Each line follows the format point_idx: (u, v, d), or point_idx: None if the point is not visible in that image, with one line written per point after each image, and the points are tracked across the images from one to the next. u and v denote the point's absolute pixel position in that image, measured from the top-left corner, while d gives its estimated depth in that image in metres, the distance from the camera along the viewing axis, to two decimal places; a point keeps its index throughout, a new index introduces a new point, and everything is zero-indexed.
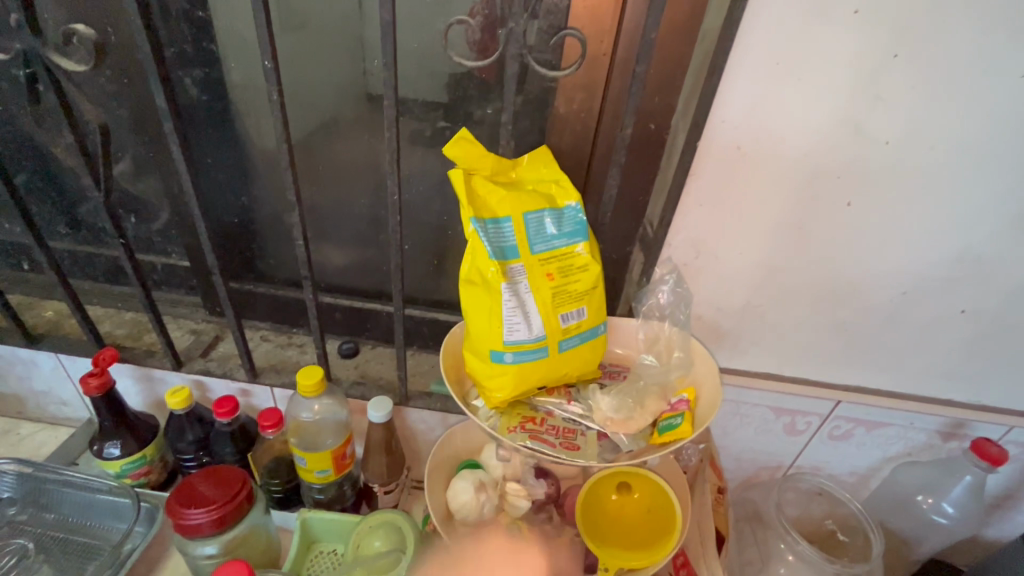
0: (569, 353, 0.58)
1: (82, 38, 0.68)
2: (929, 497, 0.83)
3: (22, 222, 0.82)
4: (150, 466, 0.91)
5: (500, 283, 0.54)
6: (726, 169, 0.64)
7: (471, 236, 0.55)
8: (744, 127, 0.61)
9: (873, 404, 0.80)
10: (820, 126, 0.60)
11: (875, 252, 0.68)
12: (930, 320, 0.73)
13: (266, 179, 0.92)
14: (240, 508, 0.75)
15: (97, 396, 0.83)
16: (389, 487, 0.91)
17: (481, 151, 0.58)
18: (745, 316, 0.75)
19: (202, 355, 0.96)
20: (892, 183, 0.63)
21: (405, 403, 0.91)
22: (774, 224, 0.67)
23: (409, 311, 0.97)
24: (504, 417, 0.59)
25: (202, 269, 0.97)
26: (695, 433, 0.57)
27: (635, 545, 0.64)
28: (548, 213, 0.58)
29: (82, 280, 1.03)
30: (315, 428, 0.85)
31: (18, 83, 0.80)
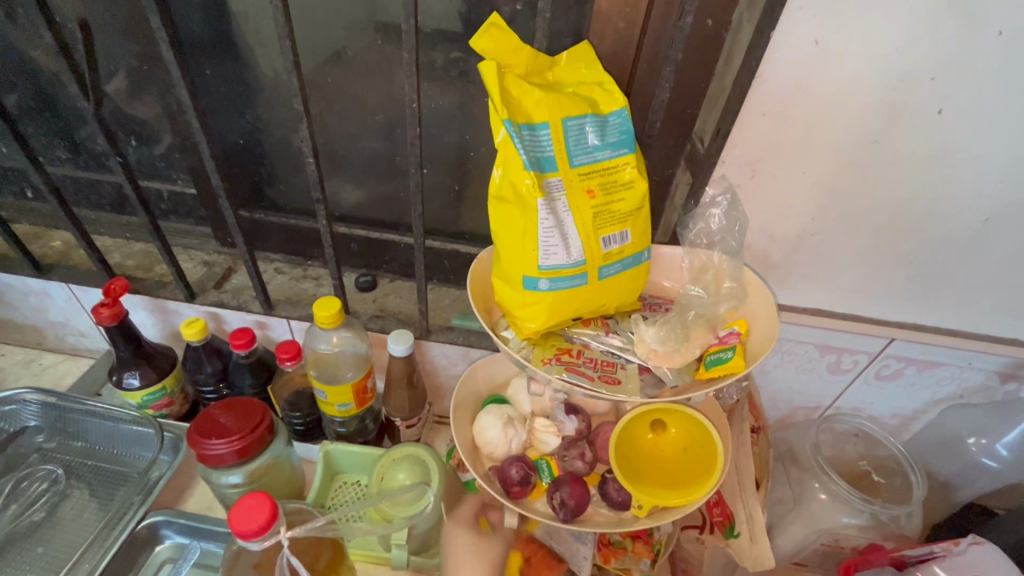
0: (610, 281, 0.52)
1: None
2: (981, 439, 0.79)
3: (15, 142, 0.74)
4: (171, 398, 0.90)
5: (535, 198, 0.48)
6: (799, 69, 0.55)
7: (503, 144, 0.48)
8: (826, 15, 0.51)
9: (931, 343, 0.74)
10: (921, 13, 0.50)
11: (961, 171, 0.59)
12: (1012, 251, 0.65)
13: (271, 95, 0.84)
14: (262, 440, 0.73)
15: (111, 326, 0.80)
16: (411, 421, 0.89)
17: (515, 45, 0.50)
18: (799, 246, 0.68)
19: (215, 287, 0.92)
20: (996, 86, 0.53)
21: (426, 336, 0.87)
22: (846, 138, 0.58)
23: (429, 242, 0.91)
24: (537, 349, 0.54)
25: (209, 196, 0.91)
26: (748, 368, 0.52)
27: (671, 484, 0.60)
28: (590, 120, 0.51)
29: (87, 210, 0.99)
30: (334, 361, 0.82)
31: None
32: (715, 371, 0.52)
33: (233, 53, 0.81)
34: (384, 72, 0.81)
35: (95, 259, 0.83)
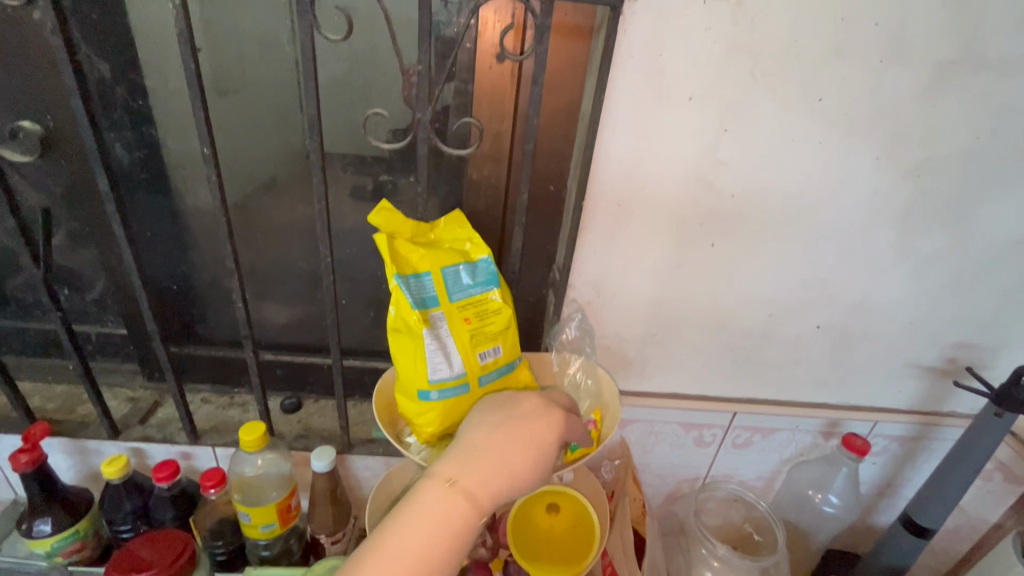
0: (489, 386, 0.67)
1: (28, 133, 0.76)
2: (818, 491, 0.97)
3: None
4: (83, 541, 0.89)
5: (422, 328, 0.62)
6: (612, 221, 0.75)
7: (394, 290, 0.63)
8: (619, 188, 0.73)
9: (764, 413, 0.93)
10: (680, 186, 0.73)
11: (741, 282, 0.82)
12: (796, 336, 0.87)
13: (205, 247, 0.96)
14: (182, 571, 0.76)
15: (29, 471, 0.82)
16: (336, 537, 0.95)
17: (402, 218, 0.67)
18: (647, 345, 0.87)
19: (140, 422, 0.96)
20: (744, 227, 0.77)
21: (348, 451, 0.96)
22: (657, 265, 0.79)
23: (347, 362, 1.01)
24: (435, 449, 0.66)
25: (141, 337, 0.98)
26: (601, 448, 0.67)
27: (562, 557, 0.70)
28: (463, 266, 0.68)
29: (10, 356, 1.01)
30: (259, 483, 0.88)
31: None
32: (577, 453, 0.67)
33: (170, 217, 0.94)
34: (307, 226, 0.96)
35: (21, 407, 0.87)
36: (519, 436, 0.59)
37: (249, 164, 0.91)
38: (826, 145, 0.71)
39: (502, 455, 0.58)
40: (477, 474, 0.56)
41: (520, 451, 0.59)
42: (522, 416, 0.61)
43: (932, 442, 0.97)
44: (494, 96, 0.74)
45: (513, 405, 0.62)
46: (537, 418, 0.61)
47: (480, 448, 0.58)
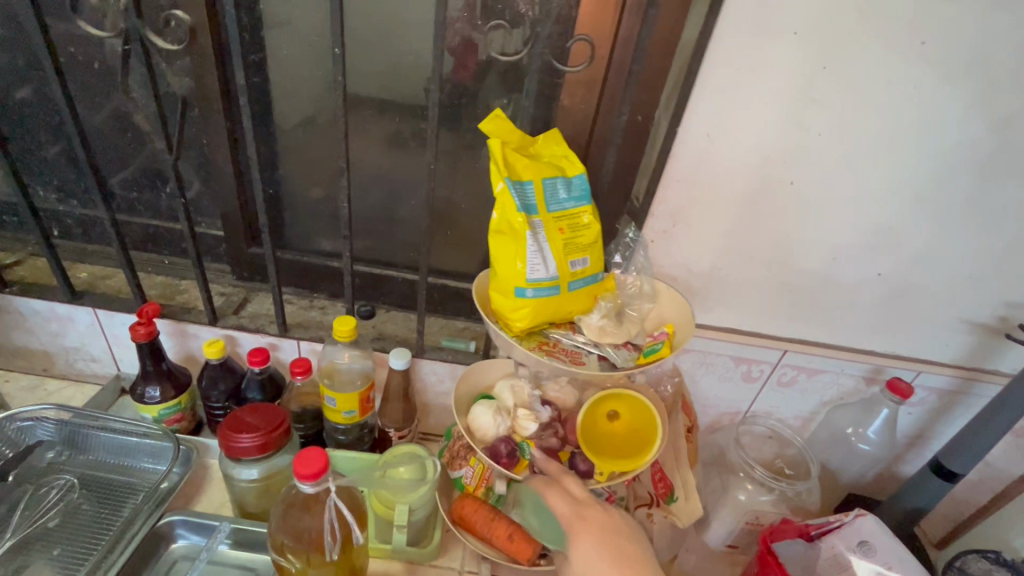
0: (576, 292, 0.73)
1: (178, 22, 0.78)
2: (857, 429, 1.02)
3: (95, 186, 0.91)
4: (183, 413, 1.01)
5: (525, 231, 0.68)
6: (698, 152, 0.79)
7: (501, 193, 0.69)
8: (710, 119, 0.76)
9: (812, 353, 0.98)
10: (768, 123, 0.76)
11: (813, 221, 0.85)
12: (856, 281, 0.91)
13: (298, 157, 1.03)
14: (281, 438, 0.85)
15: (144, 343, 0.92)
16: (403, 432, 1.04)
17: (510, 128, 0.72)
18: (711, 278, 0.92)
19: (234, 313, 1.05)
20: (823, 168, 0.80)
21: (421, 355, 1.04)
22: (734, 200, 0.83)
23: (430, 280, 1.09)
24: (524, 343, 0.73)
25: (235, 237, 1.05)
26: (673, 354, 0.74)
27: (624, 452, 0.79)
28: (560, 181, 0.73)
29: (136, 251, 1.12)
30: (344, 373, 0.97)
31: (96, 69, 0.93)
32: (651, 357, 0.73)
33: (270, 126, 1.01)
34: (394, 142, 1.01)
35: (137, 288, 0.98)
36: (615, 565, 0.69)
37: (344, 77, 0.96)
38: (921, 89, 0.73)
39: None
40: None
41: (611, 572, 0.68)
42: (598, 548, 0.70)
43: (969, 397, 1.02)
44: (597, 20, 0.77)
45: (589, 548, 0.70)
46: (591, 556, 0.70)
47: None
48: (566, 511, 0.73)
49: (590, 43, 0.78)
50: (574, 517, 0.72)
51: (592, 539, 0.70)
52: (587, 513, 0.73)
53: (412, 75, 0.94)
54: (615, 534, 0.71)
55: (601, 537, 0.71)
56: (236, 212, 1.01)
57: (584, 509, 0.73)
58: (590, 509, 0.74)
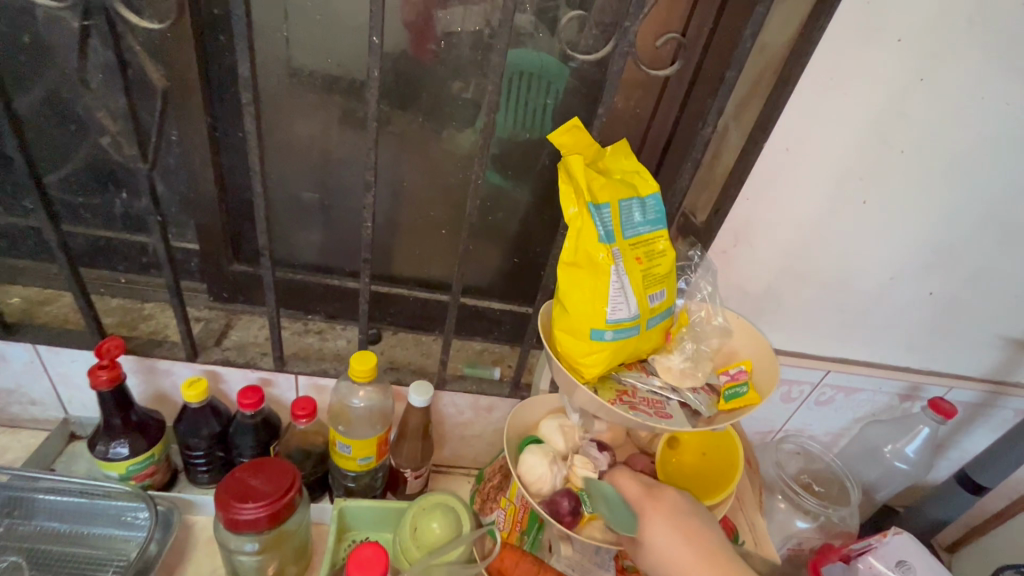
0: (653, 330, 0.64)
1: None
2: (894, 446, 0.99)
3: (34, 200, 0.70)
4: (156, 466, 0.84)
5: (608, 266, 0.58)
6: (774, 167, 0.71)
7: (576, 218, 0.58)
8: (793, 132, 0.69)
9: (855, 372, 0.95)
10: (852, 137, 0.69)
11: (876, 241, 0.80)
12: (906, 301, 0.87)
13: (294, 159, 0.88)
14: (291, 504, 0.72)
15: (107, 389, 0.75)
16: (419, 472, 0.92)
17: (584, 140, 0.63)
18: (766, 300, 0.85)
19: (216, 344, 0.89)
20: (898, 186, 0.74)
21: (441, 386, 0.93)
22: (804, 218, 0.76)
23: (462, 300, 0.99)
24: (599, 392, 0.63)
25: (214, 253, 0.88)
26: (762, 400, 0.65)
27: (704, 485, 0.74)
28: (635, 202, 0.63)
29: (85, 267, 0.92)
30: (358, 415, 0.83)
31: (29, 45, 0.73)
32: (736, 403, 0.64)
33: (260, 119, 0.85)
34: (408, 144, 0.88)
35: (95, 320, 0.79)
36: (687, 530, 0.64)
37: (352, 64, 0.80)
38: (1011, 106, 0.68)
39: (675, 555, 0.63)
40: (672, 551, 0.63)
41: (678, 538, 0.63)
42: (665, 514, 0.65)
43: (994, 410, 1.01)
44: (668, 12, 0.67)
45: (655, 517, 0.65)
46: (663, 535, 0.64)
47: (669, 561, 0.63)
48: (634, 490, 0.68)
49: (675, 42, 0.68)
50: (644, 496, 0.67)
51: (665, 519, 0.64)
52: (660, 492, 0.67)
53: (437, 65, 0.81)
54: (691, 518, 0.65)
55: (674, 517, 0.65)
56: (217, 223, 0.85)
57: (657, 489, 0.68)
58: (662, 490, 0.68)
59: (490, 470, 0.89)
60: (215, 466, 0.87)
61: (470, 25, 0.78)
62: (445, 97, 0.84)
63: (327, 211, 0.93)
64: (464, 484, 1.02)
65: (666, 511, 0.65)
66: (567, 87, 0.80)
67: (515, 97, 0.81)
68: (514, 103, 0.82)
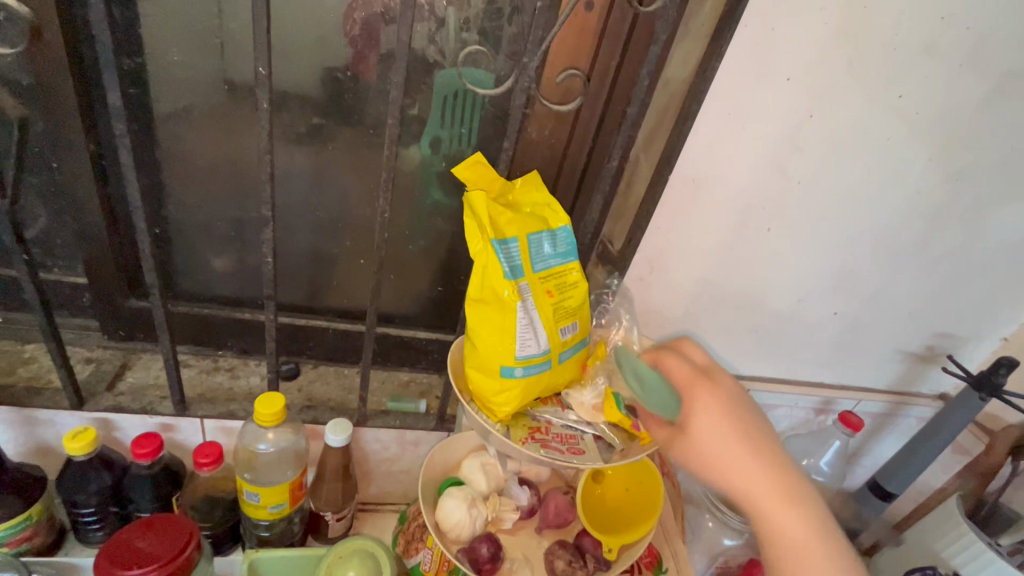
0: (566, 363, 0.63)
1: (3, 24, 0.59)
2: (810, 459, 1.01)
3: None
4: (36, 528, 0.75)
5: (514, 302, 0.57)
6: (683, 197, 0.73)
7: (482, 253, 0.57)
8: (699, 164, 0.71)
9: (772, 390, 0.98)
10: (754, 168, 0.72)
11: (782, 266, 0.83)
12: (814, 321, 0.92)
13: (196, 186, 0.83)
14: (189, 564, 0.66)
15: None
16: (341, 514, 0.87)
17: (491, 174, 0.62)
18: (684, 324, 0.87)
19: (108, 389, 0.81)
20: (799, 214, 0.78)
21: (363, 423, 0.89)
22: (715, 246, 0.79)
23: (385, 331, 0.96)
24: (512, 430, 0.61)
25: (104, 288, 0.81)
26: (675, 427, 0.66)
27: (621, 522, 0.73)
28: (545, 235, 0.63)
29: None
30: (269, 461, 0.78)
31: None
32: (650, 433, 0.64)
33: (156, 145, 0.79)
34: (321, 171, 0.85)
35: None
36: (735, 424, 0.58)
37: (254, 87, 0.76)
38: (892, 140, 0.73)
39: (719, 447, 0.57)
40: (716, 441, 0.57)
41: (720, 431, 0.58)
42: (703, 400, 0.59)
43: (899, 418, 1.07)
44: (576, 44, 0.67)
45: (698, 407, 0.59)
46: (708, 423, 0.58)
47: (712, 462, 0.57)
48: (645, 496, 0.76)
49: (581, 78, 0.68)
50: (694, 378, 0.62)
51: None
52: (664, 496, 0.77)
53: (346, 92, 0.78)
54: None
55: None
56: (106, 256, 0.78)
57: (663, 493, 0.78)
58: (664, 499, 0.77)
59: (414, 509, 0.85)
60: (109, 523, 0.79)
61: (378, 51, 0.75)
62: (357, 124, 0.81)
63: (236, 241, 0.88)
64: (392, 522, 0.98)
65: (703, 388, 0.60)
66: (483, 116, 0.78)
67: (447, 115, 0.78)
68: (442, 133, 0.80)
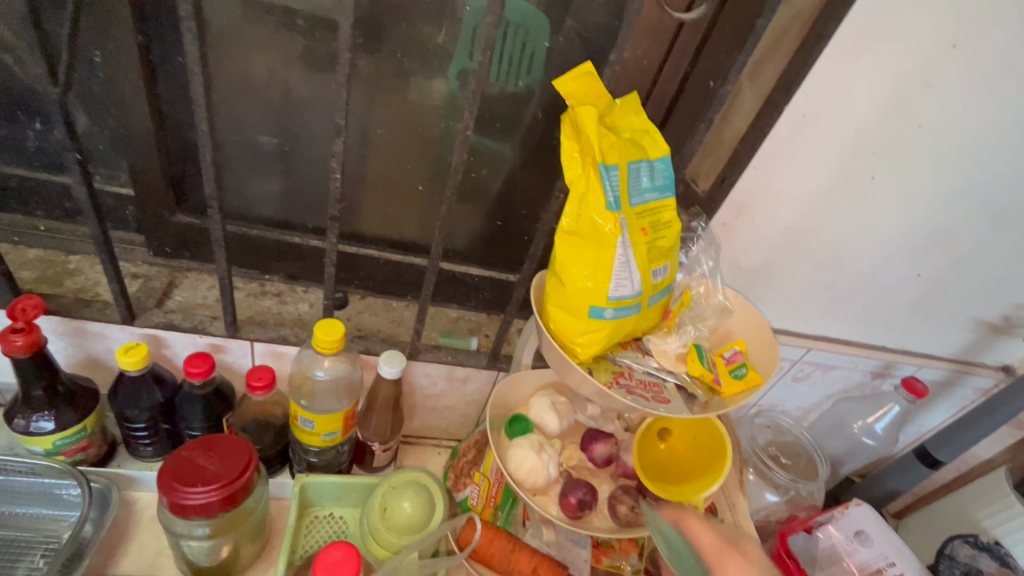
0: (653, 308, 0.59)
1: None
2: (862, 423, 1.01)
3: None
4: (90, 440, 0.75)
5: (613, 235, 0.52)
6: (790, 134, 0.66)
7: (581, 180, 0.52)
8: (815, 96, 0.64)
9: (836, 351, 0.94)
10: (875, 103, 0.65)
11: (878, 219, 0.77)
12: (895, 282, 0.86)
13: (248, 94, 0.77)
14: (249, 486, 0.65)
15: (24, 357, 0.65)
16: (388, 445, 0.86)
17: (591, 89, 0.55)
18: (760, 275, 0.82)
19: (157, 306, 0.78)
20: (911, 162, 0.71)
21: (414, 357, 0.86)
22: (812, 191, 0.72)
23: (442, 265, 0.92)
24: (593, 373, 0.58)
25: (153, 200, 0.77)
26: (761, 382, 0.62)
27: (691, 472, 0.69)
28: (644, 165, 0.57)
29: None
30: (324, 389, 0.76)
31: None
32: (736, 387, 0.60)
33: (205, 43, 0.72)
34: (382, 83, 0.77)
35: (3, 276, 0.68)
36: None
37: None
38: None
39: None
40: None
41: None
42: None
43: (958, 388, 1.03)
44: None
45: None
46: None
47: None
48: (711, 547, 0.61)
49: None
50: None
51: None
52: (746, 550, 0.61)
53: None
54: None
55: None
56: (154, 164, 0.73)
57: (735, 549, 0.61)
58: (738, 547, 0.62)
59: (464, 445, 0.85)
60: (160, 440, 0.79)
61: None
62: (424, 31, 0.73)
63: (287, 157, 0.82)
64: (434, 456, 0.97)
65: None
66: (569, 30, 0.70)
67: (510, 34, 0.72)
68: (502, 53, 0.73)
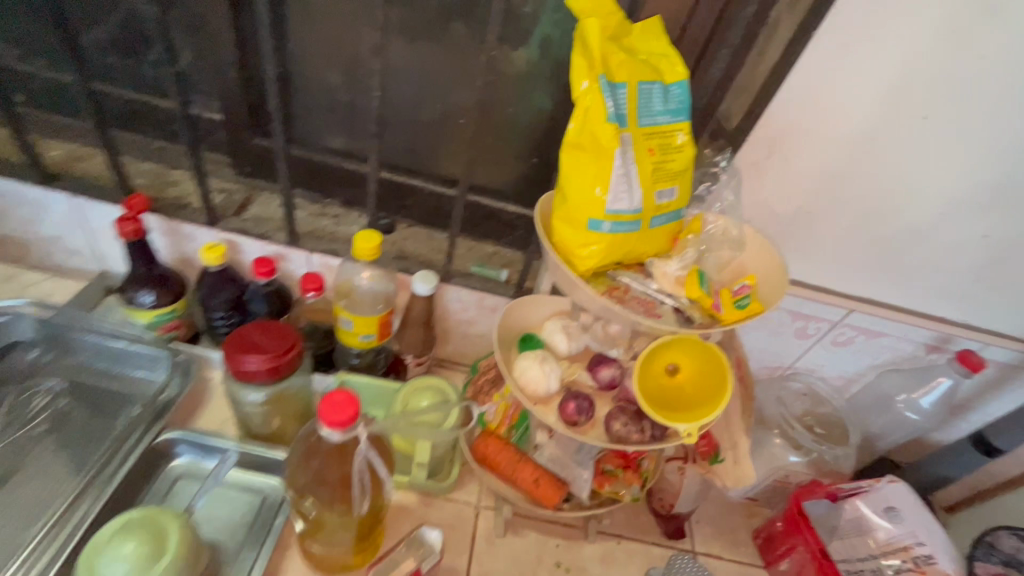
0: (656, 230, 0.60)
1: None
2: (907, 397, 0.94)
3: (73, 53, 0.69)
4: (179, 321, 0.90)
5: (613, 148, 0.55)
6: (825, 63, 0.65)
7: (587, 94, 0.55)
8: (853, 23, 0.62)
9: (881, 315, 0.89)
10: (924, 31, 0.61)
11: (931, 167, 0.71)
12: (954, 242, 0.80)
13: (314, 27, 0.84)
14: (293, 363, 0.76)
15: (133, 240, 0.80)
16: (421, 359, 0.97)
17: (609, 10, 0.58)
18: (795, 222, 0.79)
19: (235, 215, 0.94)
20: (971, 101, 0.65)
21: (446, 280, 0.96)
22: (851, 130, 0.69)
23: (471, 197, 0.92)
24: (590, 285, 0.62)
25: (236, 123, 0.89)
26: (764, 313, 0.62)
27: (692, 407, 0.68)
28: (657, 87, 0.58)
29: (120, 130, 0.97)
30: (365, 296, 0.87)
31: None
32: (737, 315, 0.60)
33: None
34: None
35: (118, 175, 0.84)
36: None
37: None
38: None
39: None
40: None
41: None
42: None
43: None
44: None
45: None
46: None
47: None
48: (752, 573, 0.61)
49: None
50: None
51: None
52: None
53: None
54: None
55: None
56: (237, 88, 0.85)
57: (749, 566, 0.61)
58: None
59: (485, 364, 0.88)
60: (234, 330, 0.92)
61: None
62: None
63: None
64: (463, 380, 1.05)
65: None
66: None
67: None
68: None
